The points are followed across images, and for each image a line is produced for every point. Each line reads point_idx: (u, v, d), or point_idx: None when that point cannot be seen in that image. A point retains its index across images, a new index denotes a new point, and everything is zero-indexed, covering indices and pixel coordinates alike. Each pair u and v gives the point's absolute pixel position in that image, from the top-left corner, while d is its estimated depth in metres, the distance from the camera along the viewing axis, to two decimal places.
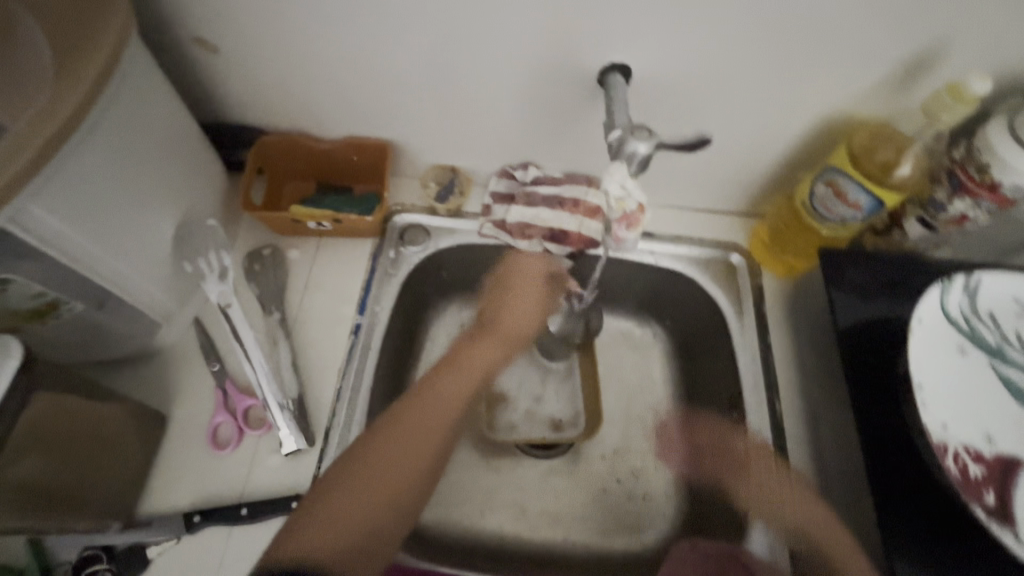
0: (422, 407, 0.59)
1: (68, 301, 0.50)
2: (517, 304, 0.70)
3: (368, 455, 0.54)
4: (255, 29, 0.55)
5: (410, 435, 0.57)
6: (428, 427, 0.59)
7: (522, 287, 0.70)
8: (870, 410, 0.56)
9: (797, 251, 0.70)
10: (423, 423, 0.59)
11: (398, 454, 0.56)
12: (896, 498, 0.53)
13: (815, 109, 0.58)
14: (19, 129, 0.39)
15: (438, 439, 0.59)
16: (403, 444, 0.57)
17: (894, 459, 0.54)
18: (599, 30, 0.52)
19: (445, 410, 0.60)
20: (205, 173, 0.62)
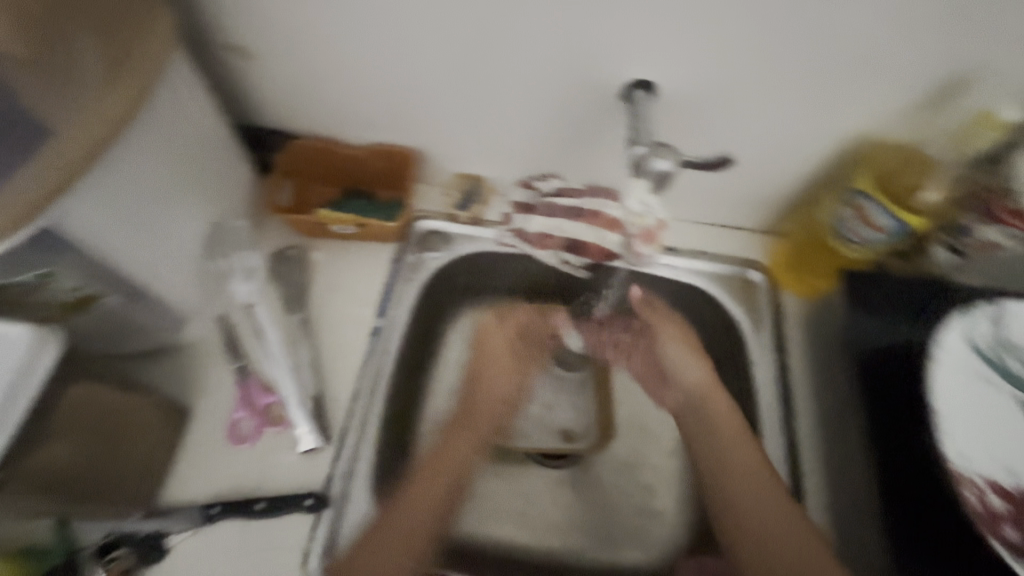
0: (451, 447, 0.64)
1: (104, 294, 0.52)
2: (496, 363, 0.72)
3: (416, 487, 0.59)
4: (291, 39, 0.57)
5: (442, 467, 0.62)
6: (450, 459, 0.63)
7: (495, 347, 0.72)
8: (892, 433, 0.55)
9: (819, 271, 0.70)
10: (450, 454, 0.63)
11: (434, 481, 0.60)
12: (918, 521, 0.52)
13: (842, 130, 0.58)
14: (70, 132, 0.41)
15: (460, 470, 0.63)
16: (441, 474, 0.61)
17: (911, 488, 0.53)
18: (625, 47, 0.52)
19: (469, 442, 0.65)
20: (235, 174, 0.64)
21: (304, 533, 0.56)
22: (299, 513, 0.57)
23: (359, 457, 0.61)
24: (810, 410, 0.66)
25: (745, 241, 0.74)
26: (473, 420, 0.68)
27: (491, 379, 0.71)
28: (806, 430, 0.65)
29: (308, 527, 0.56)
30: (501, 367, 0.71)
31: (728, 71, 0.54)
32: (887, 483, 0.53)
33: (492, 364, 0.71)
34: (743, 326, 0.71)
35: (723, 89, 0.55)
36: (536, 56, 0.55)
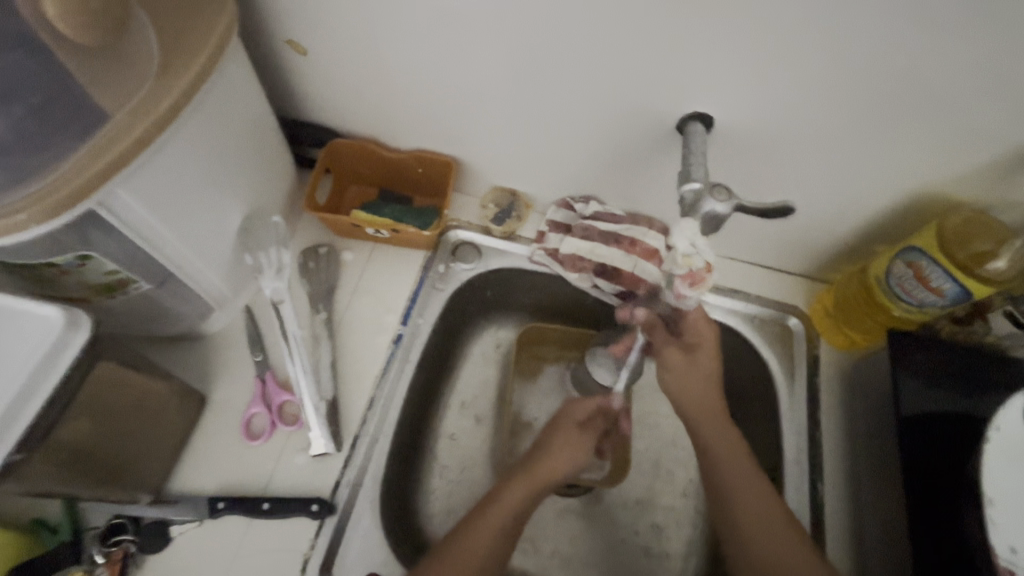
0: (495, 503, 0.55)
1: (137, 280, 0.52)
2: (564, 442, 0.59)
3: (452, 548, 0.52)
4: (344, 39, 0.57)
5: (484, 533, 0.53)
6: (494, 521, 0.54)
7: (562, 431, 0.61)
8: (923, 505, 0.52)
9: (862, 329, 0.65)
10: (493, 519, 0.54)
11: (476, 548, 0.52)
12: None
13: (904, 184, 0.55)
14: (122, 120, 0.41)
15: (504, 536, 0.54)
16: (483, 534, 0.53)
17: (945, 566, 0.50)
18: (684, 78, 0.50)
19: (512, 505, 0.55)
20: (276, 168, 0.64)
21: (307, 539, 0.55)
22: (303, 518, 0.56)
23: (369, 467, 0.59)
24: (841, 471, 0.62)
25: (787, 285, 0.71)
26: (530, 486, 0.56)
27: (559, 458, 0.58)
28: (834, 491, 0.61)
29: (311, 534, 0.55)
30: (572, 445, 0.59)
31: (791, 113, 0.51)
32: (921, 556, 0.51)
33: (562, 439, 0.60)
34: (775, 374, 0.68)
35: (785, 131, 0.53)
36: (591, 78, 0.53)
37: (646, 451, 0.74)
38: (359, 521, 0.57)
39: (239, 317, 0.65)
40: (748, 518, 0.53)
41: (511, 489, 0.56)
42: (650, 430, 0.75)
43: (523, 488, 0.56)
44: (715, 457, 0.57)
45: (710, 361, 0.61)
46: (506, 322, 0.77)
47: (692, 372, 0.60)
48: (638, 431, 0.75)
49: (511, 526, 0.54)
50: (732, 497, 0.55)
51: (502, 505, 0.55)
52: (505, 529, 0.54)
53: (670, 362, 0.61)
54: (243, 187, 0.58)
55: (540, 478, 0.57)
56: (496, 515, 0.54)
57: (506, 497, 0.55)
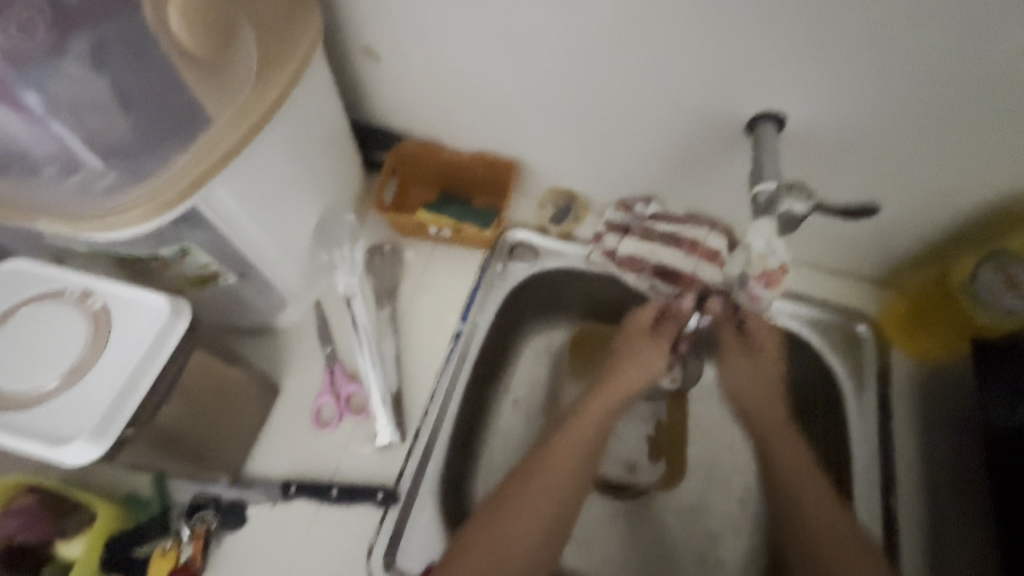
0: (551, 455, 0.57)
1: (226, 271, 0.55)
2: (636, 356, 0.63)
3: (514, 496, 0.55)
4: (417, 45, 0.59)
5: (543, 485, 0.56)
6: (552, 473, 0.56)
7: (633, 341, 0.64)
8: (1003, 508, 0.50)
9: (942, 338, 0.62)
10: (552, 472, 0.56)
11: (536, 495, 0.55)
12: None
13: (993, 185, 0.52)
14: (223, 122, 0.44)
15: (564, 487, 0.56)
16: (542, 485, 0.56)
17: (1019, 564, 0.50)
18: (758, 78, 0.50)
19: (568, 460, 0.57)
20: (348, 169, 0.67)
21: (373, 526, 0.57)
22: (369, 505, 0.58)
23: (431, 459, 0.61)
24: (914, 483, 0.59)
25: (855, 291, 0.68)
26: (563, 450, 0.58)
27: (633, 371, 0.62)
28: (907, 504, 0.58)
29: (376, 521, 0.57)
30: (643, 358, 0.63)
31: (873, 112, 0.50)
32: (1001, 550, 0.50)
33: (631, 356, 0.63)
34: (842, 381, 0.65)
35: (865, 131, 0.51)
36: (663, 78, 0.53)
37: (701, 457, 0.73)
38: (420, 511, 0.59)
39: (309, 311, 0.68)
40: (802, 493, 0.55)
41: (562, 447, 0.58)
42: (706, 435, 0.74)
43: (580, 435, 0.59)
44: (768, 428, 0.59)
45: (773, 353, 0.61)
46: (555, 324, 0.77)
47: (753, 367, 0.61)
48: (694, 436, 0.74)
49: (570, 481, 0.57)
50: (787, 473, 0.56)
51: (561, 458, 0.57)
52: (563, 481, 0.56)
53: (728, 357, 0.62)
54: (319, 187, 0.61)
55: (613, 392, 0.61)
56: (554, 470, 0.56)
57: (559, 451, 0.58)
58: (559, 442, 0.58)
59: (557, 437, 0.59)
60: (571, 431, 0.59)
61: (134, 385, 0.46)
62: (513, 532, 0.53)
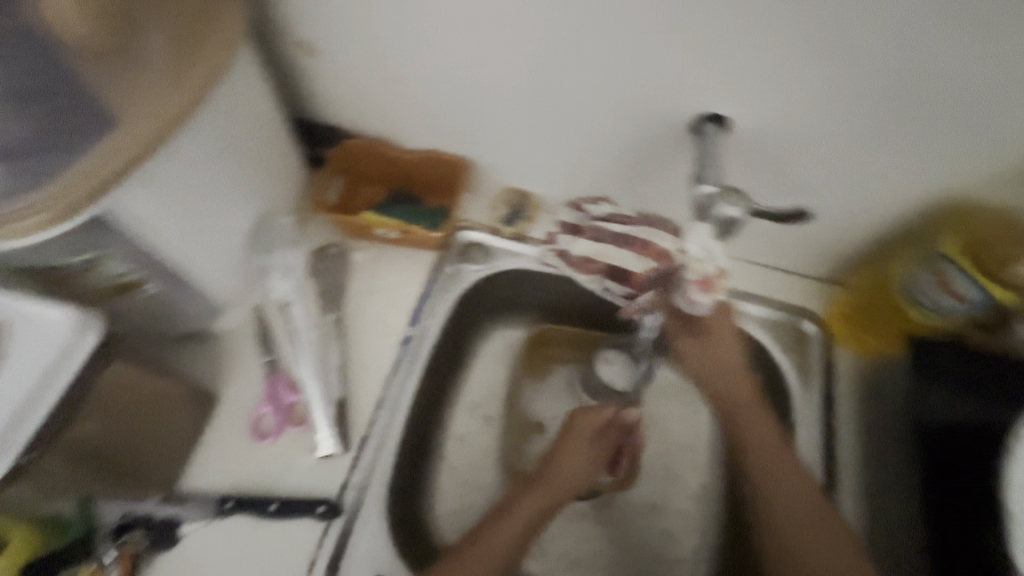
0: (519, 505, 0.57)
1: (146, 278, 0.53)
2: (575, 458, 0.61)
3: (476, 544, 0.53)
4: (352, 40, 0.56)
5: (505, 532, 0.54)
6: (519, 521, 0.55)
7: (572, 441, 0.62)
8: (931, 498, 0.51)
9: (880, 333, 0.64)
10: (518, 520, 0.55)
11: (497, 542, 0.54)
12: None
13: (926, 188, 0.53)
14: (134, 121, 0.42)
15: (527, 534, 0.56)
16: (505, 533, 0.54)
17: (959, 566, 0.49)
18: (699, 81, 0.49)
19: (536, 509, 0.57)
20: (287, 169, 0.64)
21: (314, 540, 0.55)
22: (309, 519, 0.56)
23: (377, 468, 0.59)
24: (856, 478, 0.60)
25: (805, 289, 0.69)
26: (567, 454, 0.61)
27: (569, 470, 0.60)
28: (849, 499, 0.60)
29: (317, 534, 0.56)
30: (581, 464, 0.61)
31: (809, 114, 0.50)
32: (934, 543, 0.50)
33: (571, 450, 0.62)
34: (789, 378, 0.66)
35: (804, 133, 0.51)
36: (604, 78, 0.52)
37: (655, 456, 0.73)
38: (365, 523, 0.57)
39: (249, 317, 0.65)
40: (789, 506, 0.53)
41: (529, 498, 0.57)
42: (660, 435, 0.74)
43: (540, 496, 0.58)
44: (751, 443, 0.57)
45: (729, 339, 0.61)
46: (513, 321, 0.76)
47: (714, 356, 0.60)
48: (649, 435, 0.74)
49: (532, 528, 0.56)
50: (772, 487, 0.54)
51: (525, 510, 0.56)
52: (526, 529, 0.55)
53: (687, 348, 0.61)
54: (253, 189, 0.58)
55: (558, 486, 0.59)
56: (516, 521, 0.55)
57: (527, 502, 0.57)
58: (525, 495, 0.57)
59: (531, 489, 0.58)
60: (540, 487, 0.58)
61: (37, 401, 0.44)
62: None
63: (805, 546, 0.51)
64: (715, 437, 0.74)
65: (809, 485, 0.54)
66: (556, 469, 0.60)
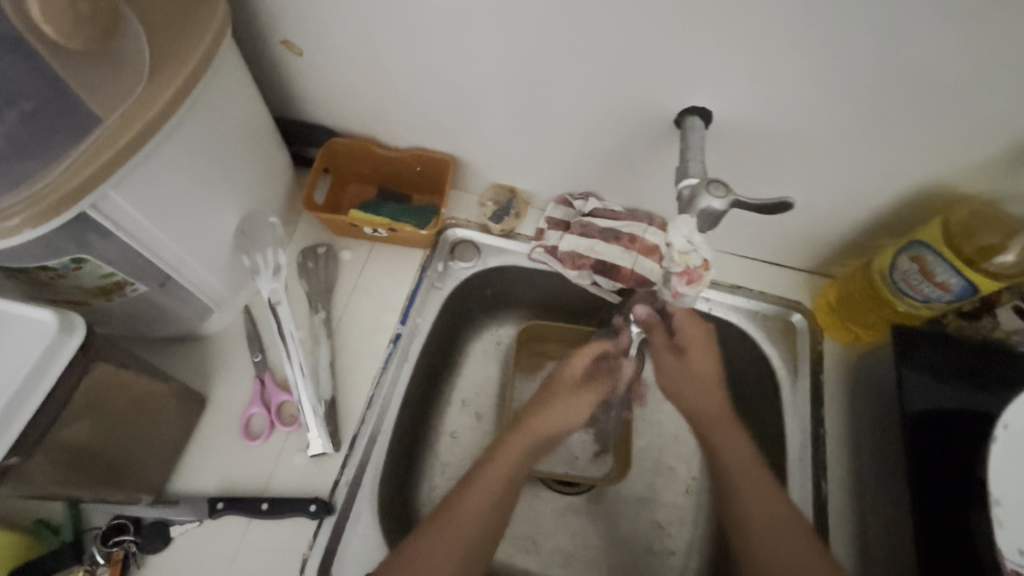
0: (494, 461, 0.57)
1: (131, 282, 0.52)
2: (568, 403, 0.63)
3: (452, 504, 0.53)
4: (336, 39, 0.56)
5: (481, 494, 0.54)
6: (492, 483, 0.55)
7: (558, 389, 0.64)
8: (919, 485, 0.51)
9: (865, 323, 0.64)
10: (492, 481, 0.55)
11: (473, 504, 0.54)
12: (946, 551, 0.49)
13: (907, 179, 0.54)
14: (115, 123, 0.42)
15: (503, 499, 0.55)
16: (481, 494, 0.54)
17: (941, 546, 0.49)
18: (681, 76, 0.49)
19: (506, 471, 0.56)
20: (274, 169, 0.64)
21: (305, 540, 0.55)
22: (301, 518, 0.56)
23: (368, 466, 0.60)
24: (845, 467, 0.61)
25: (791, 281, 0.70)
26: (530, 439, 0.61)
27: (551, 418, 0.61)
28: (838, 488, 0.60)
29: (309, 533, 0.56)
30: (576, 405, 0.63)
31: (790, 110, 0.50)
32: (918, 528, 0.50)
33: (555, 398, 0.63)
34: (778, 371, 0.67)
35: (787, 127, 0.52)
36: (586, 75, 0.52)
37: (647, 449, 0.74)
38: (357, 521, 0.57)
39: (239, 317, 0.65)
40: (752, 498, 0.52)
41: (503, 454, 0.57)
42: (652, 428, 0.75)
43: (526, 439, 0.59)
44: (710, 433, 0.57)
45: (701, 356, 0.60)
46: (504, 323, 0.78)
47: (686, 370, 0.60)
48: (640, 429, 0.75)
49: (506, 493, 0.56)
50: (733, 478, 0.54)
51: (500, 470, 0.56)
52: (487, 506, 0.54)
53: (664, 366, 0.61)
54: (239, 189, 0.58)
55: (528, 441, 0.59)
56: (478, 493, 0.54)
57: (501, 460, 0.57)
58: (500, 453, 0.57)
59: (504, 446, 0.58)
60: (521, 435, 0.59)
61: (19, 404, 0.41)
62: (443, 544, 0.51)
63: (772, 540, 0.50)
64: None
65: (773, 481, 0.53)
66: (541, 416, 0.61)
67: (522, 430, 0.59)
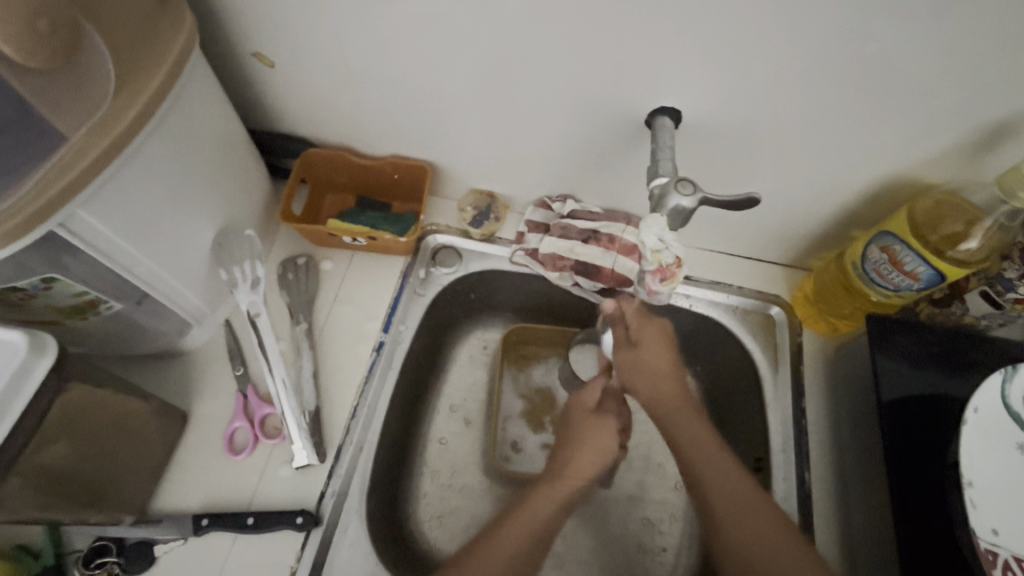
0: (534, 500, 0.55)
1: (104, 299, 0.51)
2: (586, 441, 0.59)
3: (503, 525, 0.52)
4: (307, 51, 0.57)
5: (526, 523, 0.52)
6: (533, 516, 0.53)
7: (579, 424, 0.61)
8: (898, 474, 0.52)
9: (841, 313, 0.65)
10: (533, 518, 0.53)
11: (514, 528, 0.51)
12: (927, 541, 0.49)
13: (876, 171, 0.55)
14: (81, 140, 0.41)
15: (539, 538, 0.53)
16: (523, 523, 0.52)
17: (925, 530, 0.50)
18: (649, 77, 0.50)
19: (542, 514, 0.54)
20: (250, 182, 0.64)
21: (293, 553, 0.55)
22: (289, 530, 0.55)
23: (354, 476, 0.59)
24: (827, 456, 0.62)
25: (768, 275, 0.71)
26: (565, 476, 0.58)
27: (585, 456, 0.59)
28: (821, 478, 0.61)
29: (297, 545, 0.55)
30: (597, 441, 0.59)
31: (757, 107, 0.51)
32: (900, 512, 0.50)
33: (576, 440, 0.59)
34: (759, 364, 0.67)
35: (754, 124, 0.53)
36: (556, 79, 0.53)
37: (635, 447, 0.74)
38: (345, 531, 0.57)
39: (219, 332, 0.65)
40: (721, 491, 0.52)
41: (541, 495, 0.55)
42: (638, 425, 0.75)
43: (552, 497, 0.56)
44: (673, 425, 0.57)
45: (653, 343, 0.59)
46: (489, 326, 0.78)
47: (643, 360, 0.59)
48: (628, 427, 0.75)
49: (537, 534, 0.53)
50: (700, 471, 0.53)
51: (538, 510, 0.54)
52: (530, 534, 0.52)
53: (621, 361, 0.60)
54: (214, 203, 0.58)
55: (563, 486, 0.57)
56: (524, 519, 0.53)
57: (539, 501, 0.55)
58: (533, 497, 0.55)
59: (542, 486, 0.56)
60: (557, 485, 0.57)
61: None
62: (488, 564, 0.48)
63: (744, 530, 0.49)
64: None
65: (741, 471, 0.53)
66: (566, 462, 0.59)
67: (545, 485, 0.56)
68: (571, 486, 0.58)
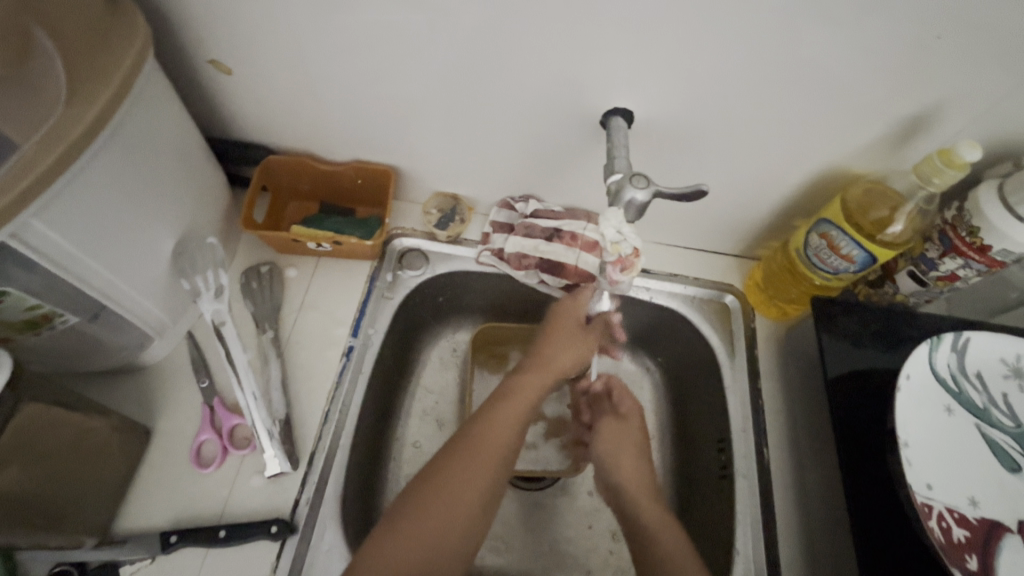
0: (493, 428, 0.55)
1: (60, 312, 0.50)
2: (574, 343, 0.64)
3: (454, 462, 0.52)
4: (265, 59, 0.57)
5: (483, 456, 0.53)
6: (490, 443, 0.54)
7: (564, 333, 0.65)
8: (848, 446, 0.56)
9: (790, 298, 0.70)
10: (494, 442, 0.54)
11: (469, 490, 0.51)
12: (871, 503, 0.54)
13: (811, 165, 0.59)
14: (31, 150, 0.40)
15: (505, 459, 0.54)
16: (478, 459, 0.52)
17: (865, 487, 0.55)
18: (601, 79, 0.53)
19: (526, 407, 0.58)
20: (210, 190, 0.63)
21: (269, 562, 0.54)
22: (263, 541, 0.55)
23: (329, 482, 0.59)
24: (782, 433, 0.66)
25: (720, 265, 0.75)
26: (546, 361, 0.63)
27: (567, 356, 0.64)
28: (778, 454, 0.64)
29: (273, 555, 0.54)
30: (581, 348, 0.65)
31: (702, 108, 0.54)
32: (846, 473, 0.55)
33: (563, 339, 0.65)
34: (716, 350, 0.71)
35: (699, 124, 0.56)
36: (513, 83, 0.55)
37: None
38: (321, 538, 0.56)
39: (181, 344, 0.64)
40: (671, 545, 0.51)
41: (505, 417, 0.56)
42: None
43: (543, 378, 0.61)
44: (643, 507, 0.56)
45: (637, 431, 0.63)
46: (458, 327, 0.80)
47: (626, 435, 0.62)
48: None
49: (507, 457, 0.54)
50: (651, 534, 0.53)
51: (526, 391, 0.59)
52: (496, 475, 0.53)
53: (606, 430, 0.64)
54: (174, 211, 0.57)
55: (549, 371, 0.62)
56: (485, 456, 0.53)
57: (502, 423, 0.56)
58: (523, 380, 0.60)
59: (489, 420, 0.56)
60: (541, 373, 0.61)
61: None
62: (441, 509, 0.49)
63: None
64: (658, 414, 0.78)
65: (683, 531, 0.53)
66: (553, 358, 0.63)
67: (529, 372, 0.61)
68: (556, 376, 0.62)
